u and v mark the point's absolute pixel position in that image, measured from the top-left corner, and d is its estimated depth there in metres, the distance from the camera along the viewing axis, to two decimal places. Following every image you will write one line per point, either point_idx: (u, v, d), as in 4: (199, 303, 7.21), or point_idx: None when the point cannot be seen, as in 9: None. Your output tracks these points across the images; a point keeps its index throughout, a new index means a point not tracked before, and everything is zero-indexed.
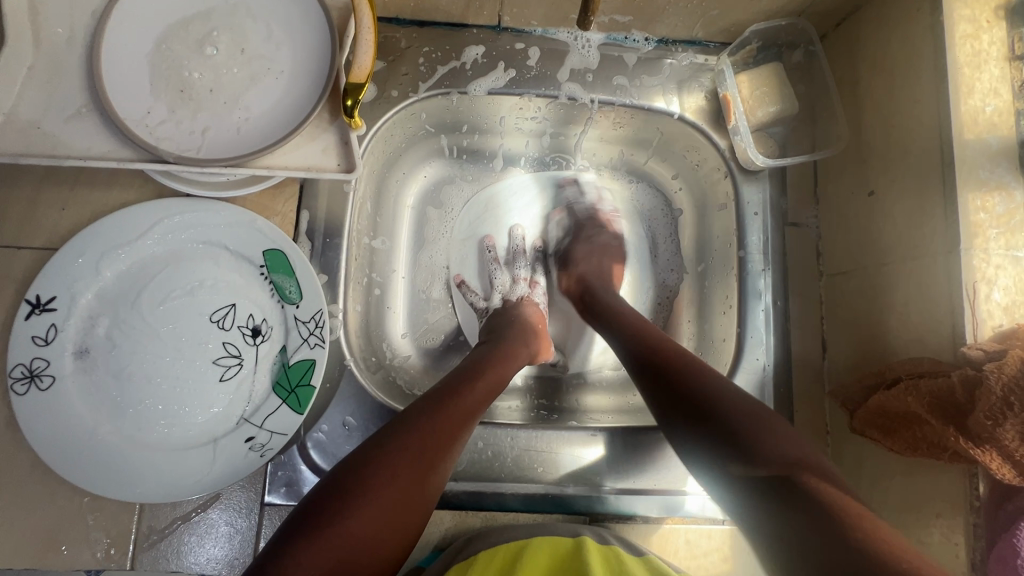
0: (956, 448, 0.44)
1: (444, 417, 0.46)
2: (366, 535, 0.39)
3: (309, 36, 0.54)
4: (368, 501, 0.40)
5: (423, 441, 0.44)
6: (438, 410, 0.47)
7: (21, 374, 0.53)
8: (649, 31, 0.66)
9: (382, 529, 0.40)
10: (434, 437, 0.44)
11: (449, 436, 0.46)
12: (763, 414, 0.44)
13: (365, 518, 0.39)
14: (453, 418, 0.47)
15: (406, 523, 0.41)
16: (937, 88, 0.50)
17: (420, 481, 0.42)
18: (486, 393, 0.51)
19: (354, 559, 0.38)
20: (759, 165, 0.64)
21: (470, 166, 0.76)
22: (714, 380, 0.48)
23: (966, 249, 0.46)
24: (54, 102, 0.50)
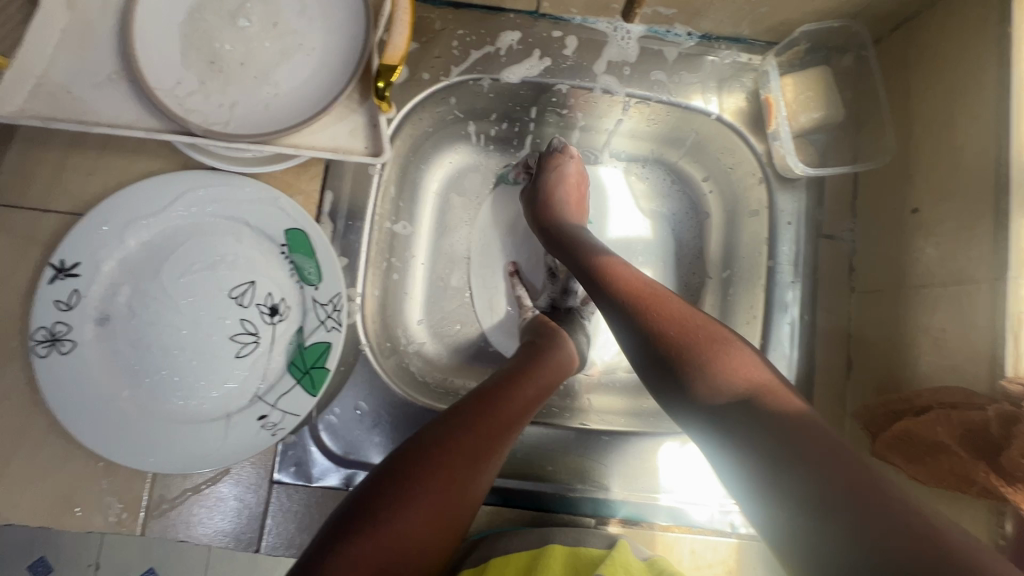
0: (985, 484, 0.43)
1: (495, 417, 0.47)
2: (415, 533, 0.40)
3: (343, 13, 0.52)
4: (417, 501, 0.40)
5: (475, 442, 0.44)
6: (489, 407, 0.47)
7: (44, 337, 0.53)
8: (693, 25, 0.63)
9: (427, 530, 0.40)
10: (485, 436, 0.45)
11: (499, 434, 0.46)
12: (729, 351, 0.44)
13: (414, 519, 0.40)
14: (501, 420, 0.47)
15: (451, 525, 0.42)
16: (999, 104, 0.47)
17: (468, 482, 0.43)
18: (535, 390, 0.52)
19: (404, 557, 0.39)
20: (797, 173, 0.62)
21: (495, 154, 0.74)
22: (677, 322, 0.47)
23: (1014, 278, 0.44)
24: (87, 68, 0.50)
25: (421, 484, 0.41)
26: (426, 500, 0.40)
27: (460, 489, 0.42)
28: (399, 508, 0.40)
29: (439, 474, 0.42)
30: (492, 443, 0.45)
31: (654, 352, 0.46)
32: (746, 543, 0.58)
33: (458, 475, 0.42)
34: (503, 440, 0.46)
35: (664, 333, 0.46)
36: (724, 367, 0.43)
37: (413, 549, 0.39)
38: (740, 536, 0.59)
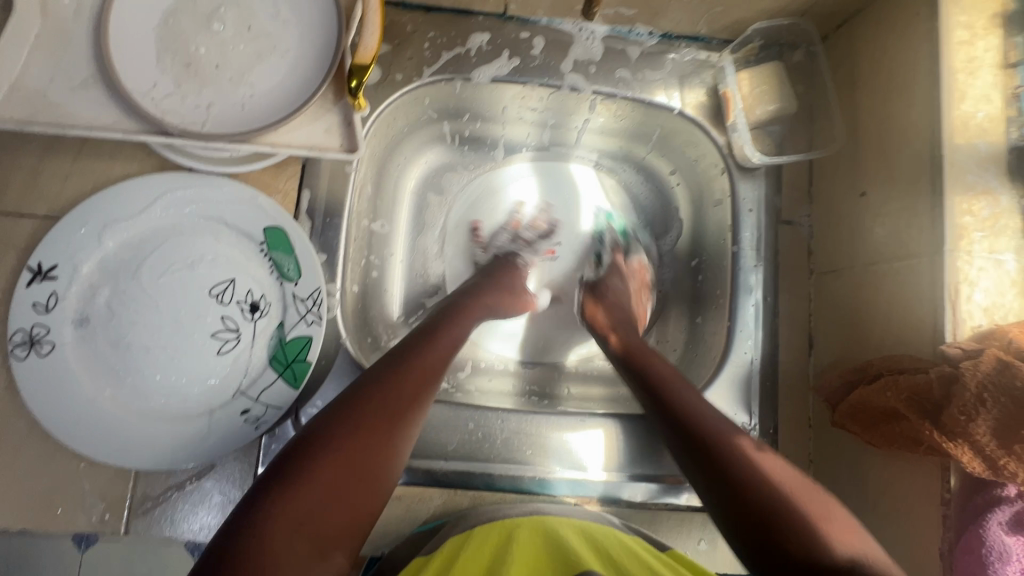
0: (931, 443, 0.45)
1: (399, 378, 0.49)
2: (321, 505, 0.41)
3: (316, 16, 0.54)
4: (317, 466, 0.43)
5: (379, 406, 0.47)
6: (393, 371, 0.50)
7: (21, 339, 0.54)
8: (654, 25, 0.67)
9: (334, 493, 0.42)
10: (389, 397, 0.47)
11: (402, 394, 0.48)
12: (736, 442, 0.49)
13: (315, 484, 0.42)
14: (411, 379, 0.50)
15: (362, 486, 0.44)
16: (932, 94, 0.51)
17: (375, 448, 0.45)
18: (446, 351, 0.55)
19: (314, 529, 0.41)
20: (754, 162, 0.65)
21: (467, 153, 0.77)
22: (689, 403, 0.52)
23: (950, 251, 0.48)
24: (63, 72, 0.51)
25: (321, 451, 0.43)
26: (325, 466, 0.43)
27: (366, 449, 0.45)
28: (300, 477, 0.42)
29: (340, 440, 0.44)
30: (395, 403, 0.48)
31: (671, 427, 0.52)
32: None
33: (361, 438, 0.45)
34: (407, 399, 0.49)
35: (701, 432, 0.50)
36: (734, 457, 0.47)
37: (321, 517, 0.41)
38: None
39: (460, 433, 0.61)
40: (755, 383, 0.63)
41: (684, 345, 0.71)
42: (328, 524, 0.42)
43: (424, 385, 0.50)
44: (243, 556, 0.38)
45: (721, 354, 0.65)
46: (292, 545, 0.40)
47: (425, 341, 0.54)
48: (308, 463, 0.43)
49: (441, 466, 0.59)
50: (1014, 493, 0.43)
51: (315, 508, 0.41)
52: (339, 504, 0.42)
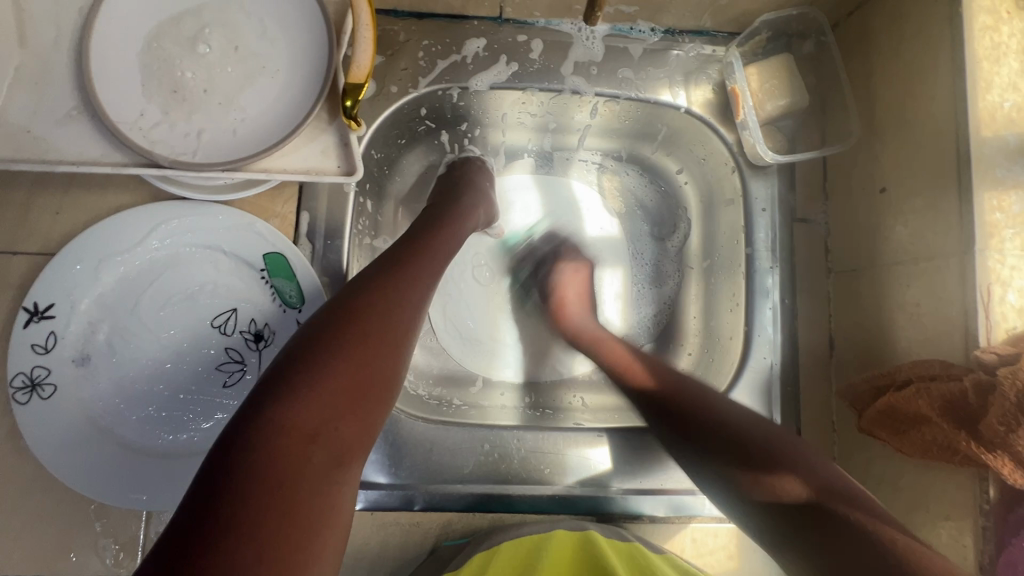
0: (967, 453, 0.44)
1: (399, 289, 0.45)
2: (330, 413, 0.38)
3: (304, 33, 0.52)
4: (332, 379, 0.38)
5: (387, 318, 0.43)
6: (389, 280, 0.45)
7: (22, 383, 0.52)
8: (656, 21, 0.64)
9: (354, 405, 0.39)
10: (393, 310, 0.43)
11: (405, 306, 0.44)
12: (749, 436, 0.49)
13: (332, 395, 0.38)
14: (410, 281, 0.46)
15: (377, 398, 0.41)
16: (955, 84, 0.48)
17: (381, 351, 0.41)
18: (439, 260, 0.51)
19: (325, 436, 0.37)
20: (768, 160, 0.62)
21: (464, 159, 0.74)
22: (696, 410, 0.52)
23: (981, 250, 0.46)
24: (46, 105, 0.49)
25: (334, 363, 0.39)
26: (340, 378, 0.39)
27: (379, 363, 0.41)
28: (313, 391, 0.37)
29: (353, 351, 0.40)
30: (399, 314, 0.43)
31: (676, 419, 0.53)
32: None
33: (374, 350, 0.41)
34: (412, 309, 0.45)
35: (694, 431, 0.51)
36: (742, 433, 0.49)
37: (342, 429, 0.38)
38: None
39: (477, 454, 0.59)
40: (775, 387, 0.62)
41: (700, 348, 0.69)
42: (347, 432, 0.38)
43: (420, 295, 0.46)
44: (246, 466, 0.34)
45: (738, 359, 0.63)
46: (315, 458, 0.36)
47: (414, 250, 0.50)
48: (318, 377, 0.38)
49: (458, 490, 0.58)
50: None
51: (331, 420, 0.37)
52: (356, 417, 0.39)
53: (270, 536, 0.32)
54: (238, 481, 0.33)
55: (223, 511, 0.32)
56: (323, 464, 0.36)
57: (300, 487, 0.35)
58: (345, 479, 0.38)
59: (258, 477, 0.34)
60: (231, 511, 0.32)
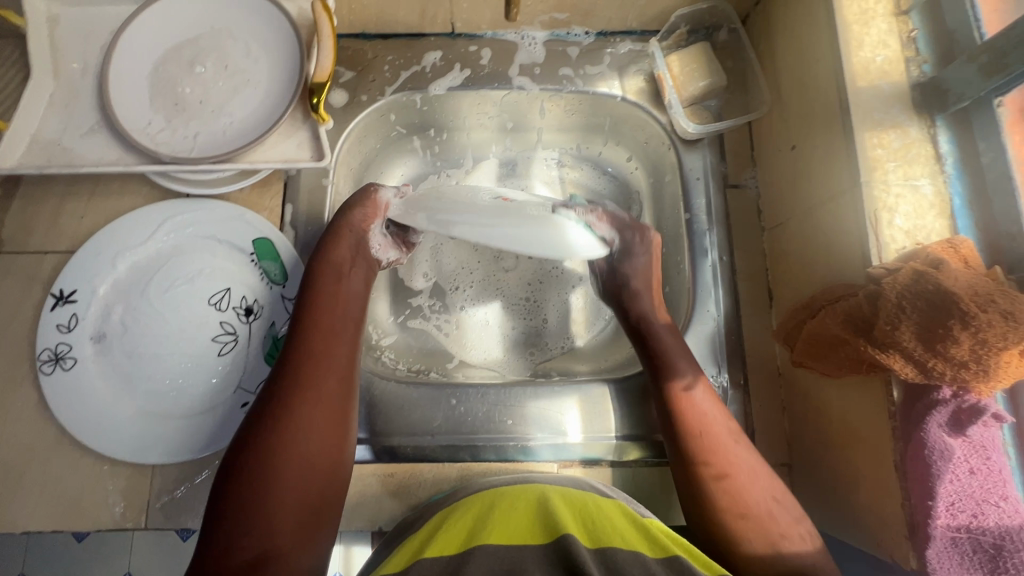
0: (870, 358, 0.48)
1: (304, 331, 0.56)
2: (261, 445, 0.50)
3: (282, 50, 0.63)
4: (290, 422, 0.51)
5: (315, 362, 0.55)
6: (307, 328, 0.57)
7: (49, 356, 0.61)
8: (588, 25, 0.74)
9: (313, 435, 0.51)
10: (317, 349, 0.55)
11: (324, 342, 0.56)
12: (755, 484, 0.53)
13: (296, 436, 0.50)
14: (310, 321, 0.57)
15: (329, 422, 0.53)
16: (833, 46, 0.56)
17: (293, 385, 0.53)
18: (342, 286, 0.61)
19: (260, 464, 0.49)
20: (692, 132, 0.70)
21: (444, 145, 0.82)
22: (694, 394, 0.58)
23: (867, 182, 0.52)
24: (74, 122, 0.60)
25: (290, 409, 0.51)
26: (262, 419, 0.51)
27: (320, 397, 0.53)
28: (281, 436, 0.50)
29: (274, 396, 0.52)
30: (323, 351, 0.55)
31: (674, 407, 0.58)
32: None
33: (315, 386, 0.53)
34: (332, 344, 0.56)
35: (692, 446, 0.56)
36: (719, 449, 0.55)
37: (309, 457, 0.50)
38: None
39: (444, 410, 0.64)
40: (720, 338, 0.67)
41: None
42: (318, 456, 0.51)
43: (321, 326, 0.57)
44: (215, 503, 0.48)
45: (687, 314, 0.68)
46: (297, 496, 0.49)
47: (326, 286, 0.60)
48: (271, 424, 0.50)
49: (428, 443, 0.63)
50: (951, 395, 0.44)
51: (261, 451, 0.49)
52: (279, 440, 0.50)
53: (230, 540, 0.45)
54: (226, 536, 0.46)
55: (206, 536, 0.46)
56: (294, 490, 0.49)
57: (245, 501, 0.47)
58: (326, 494, 0.51)
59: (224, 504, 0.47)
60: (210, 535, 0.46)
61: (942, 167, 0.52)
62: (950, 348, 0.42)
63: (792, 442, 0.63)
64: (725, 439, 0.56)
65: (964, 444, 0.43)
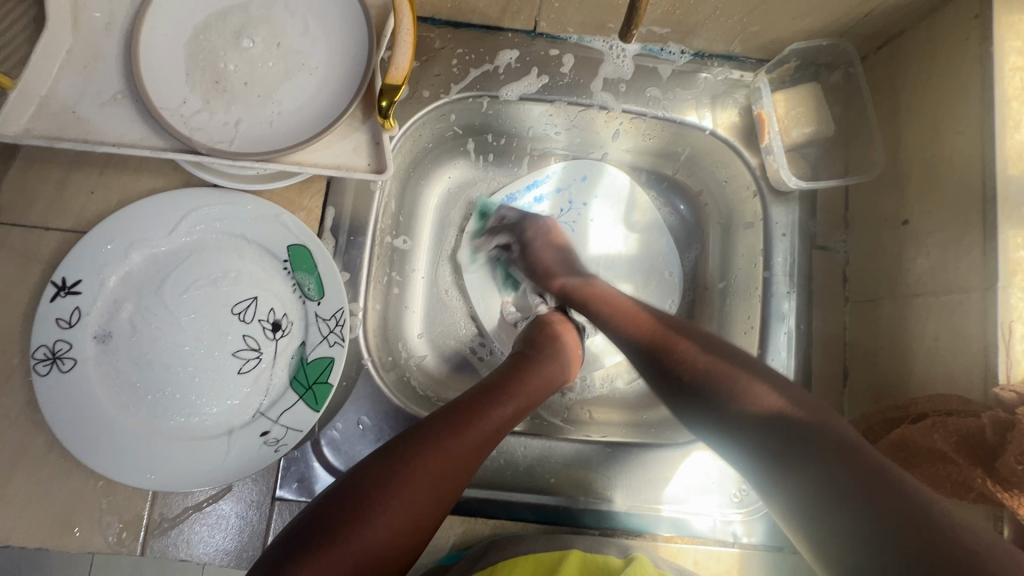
0: (982, 489, 0.44)
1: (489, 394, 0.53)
2: (392, 474, 0.44)
3: (346, 35, 0.54)
4: (439, 464, 0.45)
5: (488, 429, 0.50)
6: (493, 395, 0.53)
7: (44, 355, 0.53)
8: (686, 44, 0.65)
9: (445, 489, 0.45)
10: (497, 416, 0.51)
11: (498, 414, 0.51)
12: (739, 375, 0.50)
13: (435, 483, 0.45)
14: (497, 389, 0.54)
15: (460, 485, 0.47)
16: (984, 121, 0.49)
17: (456, 433, 0.48)
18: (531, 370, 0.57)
19: (378, 490, 0.43)
20: (791, 186, 0.63)
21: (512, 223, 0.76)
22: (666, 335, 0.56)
23: (1004, 287, 0.46)
24: (92, 88, 0.51)
25: (444, 446, 0.46)
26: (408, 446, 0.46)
27: (468, 463, 0.47)
28: (417, 469, 0.44)
29: (429, 430, 0.47)
30: (499, 425, 0.51)
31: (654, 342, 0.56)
32: (749, 553, 0.58)
33: (472, 448, 0.48)
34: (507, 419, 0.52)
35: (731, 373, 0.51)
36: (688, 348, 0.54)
37: (429, 500, 0.45)
38: (743, 546, 0.59)
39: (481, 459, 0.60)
40: None
41: None
42: (435, 507, 0.45)
43: (504, 397, 0.53)
44: (315, 514, 0.42)
45: None
46: (398, 537, 0.43)
47: (526, 369, 0.57)
48: (411, 455, 0.45)
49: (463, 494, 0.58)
50: None
51: (388, 477, 0.44)
52: (412, 474, 0.44)
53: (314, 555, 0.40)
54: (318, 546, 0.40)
55: (293, 540, 0.41)
56: (392, 528, 0.42)
57: (347, 520, 0.41)
58: (410, 551, 0.44)
59: (324, 515, 0.42)
60: (299, 539, 0.41)
61: None
62: None
63: None
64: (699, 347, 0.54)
65: None
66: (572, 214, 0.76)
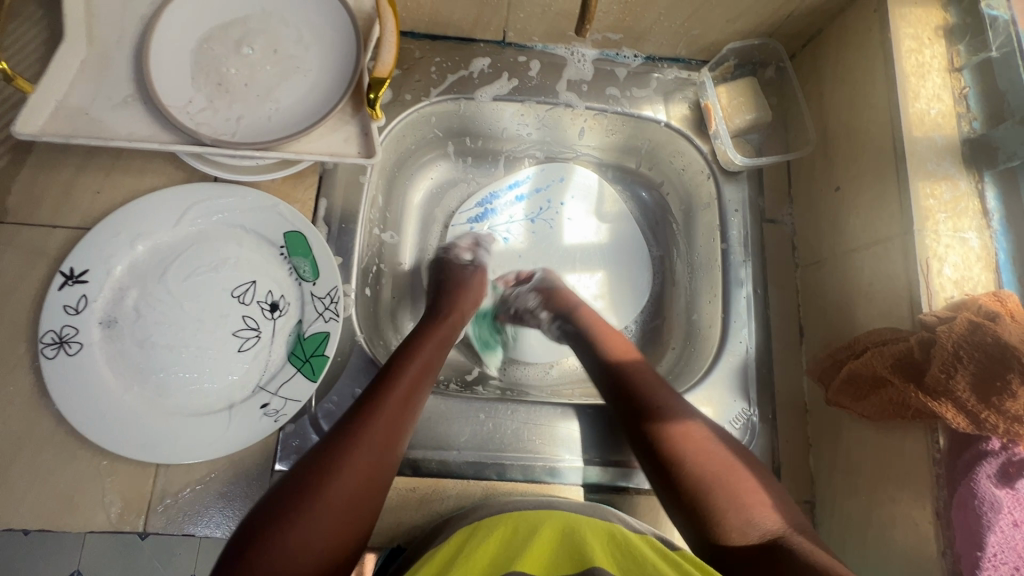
0: (918, 405, 0.48)
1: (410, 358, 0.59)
2: (332, 449, 0.49)
3: (336, 41, 0.60)
4: (364, 448, 0.50)
5: (400, 405, 0.54)
6: (411, 358, 0.59)
7: (52, 340, 0.56)
8: (638, 48, 0.74)
9: (371, 476, 0.49)
10: (414, 373, 0.57)
11: (418, 375, 0.57)
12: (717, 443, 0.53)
13: (361, 474, 0.48)
14: (419, 354, 0.60)
15: (396, 447, 0.52)
16: (890, 93, 0.57)
17: (381, 400, 0.53)
18: (445, 335, 0.64)
19: (320, 466, 0.48)
20: (737, 164, 0.71)
21: (495, 219, 0.81)
22: (643, 373, 0.60)
23: (919, 230, 0.53)
24: (105, 92, 0.57)
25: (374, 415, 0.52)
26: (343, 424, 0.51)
27: (396, 424, 0.53)
28: (354, 441, 0.50)
29: (359, 406, 0.53)
30: (410, 390, 0.56)
31: (626, 381, 0.59)
32: None
33: (398, 409, 0.54)
34: (420, 383, 0.57)
35: (704, 453, 0.52)
36: (657, 395, 0.57)
37: (371, 467, 0.49)
38: None
39: (472, 424, 0.63)
40: (751, 372, 0.66)
41: (682, 344, 0.74)
42: (380, 472, 0.50)
43: (423, 359, 0.59)
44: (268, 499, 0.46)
45: (718, 345, 0.68)
46: (344, 514, 0.46)
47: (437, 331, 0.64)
48: (349, 429, 0.51)
49: (454, 458, 0.61)
50: (1000, 446, 0.45)
51: (328, 455, 0.48)
52: (348, 447, 0.49)
53: (271, 533, 0.43)
54: (274, 524, 0.44)
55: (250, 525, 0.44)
56: (342, 501, 0.47)
57: (297, 499, 0.45)
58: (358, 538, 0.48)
59: (275, 497, 0.46)
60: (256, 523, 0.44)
61: (989, 222, 0.53)
62: (1005, 402, 0.43)
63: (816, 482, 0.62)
64: (672, 394, 0.57)
65: (1010, 496, 0.44)
66: (549, 212, 0.81)
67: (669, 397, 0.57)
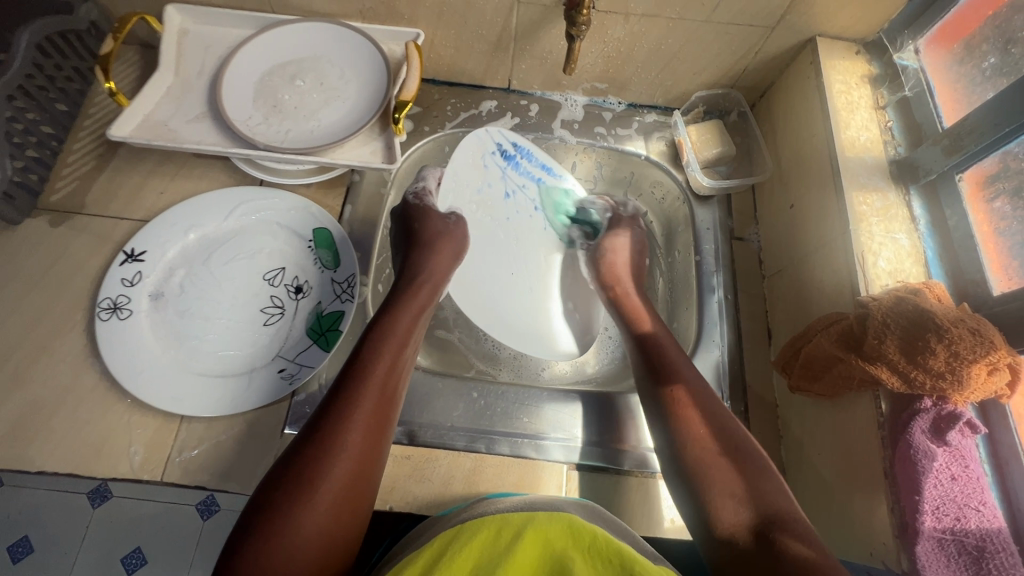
0: (861, 373, 0.54)
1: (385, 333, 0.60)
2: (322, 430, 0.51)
3: (371, 78, 0.75)
4: (354, 424, 0.52)
5: (378, 383, 0.55)
6: (388, 330, 0.61)
7: (108, 305, 0.66)
8: (622, 96, 0.88)
9: (359, 458, 0.51)
10: (393, 348, 0.59)
11: (396, 349, 0.59)
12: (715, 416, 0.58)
13: (349, 457, 0.50)
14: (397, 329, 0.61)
15: (383, 421, 0.54)
16: (825, 124, 0.69)
17: (360, 379, 0.55)
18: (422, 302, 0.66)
19: (315, 449, 0.50)
20: (706, 186, 0.81)
21: (514, 170, 0.82)
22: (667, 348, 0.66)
23: (855, 229, 0.61)
24: (183, 110, 0.70)
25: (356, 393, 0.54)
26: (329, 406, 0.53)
27: (382, 401, 0.55)
28: (342, 421, 0.52)
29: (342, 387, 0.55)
30: (392, 363, 0.58)
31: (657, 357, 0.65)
32: None
33: (381, 385, 0.55)
34: (397, 359, 0.59)
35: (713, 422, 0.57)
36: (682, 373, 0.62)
37: (363, 442, 0.52)
38: None
39: (465, 401, 0.69)
40: (725, 373, 0.71)
41: None
42: (372, 447, 0.52)
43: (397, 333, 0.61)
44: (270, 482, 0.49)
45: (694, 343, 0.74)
46: (346, 491, 0.49)
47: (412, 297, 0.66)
48: (335, 409, 0.52)
49: (449, 432, 0.67)
50: (931, 403, 0.50)
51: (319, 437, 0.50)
52: (337, 429, 0.51)
53: (278, 512, 0.46)
54: (281, 502, 0.47)
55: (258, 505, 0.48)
56: (341, 479, 0.49)
57: (297, 481, 0.48)
58: (354, 517, 0.50)
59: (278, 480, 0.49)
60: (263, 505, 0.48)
61: (917, 226, 0.62)
62: (929, 360, 0.49)
63: (787, 469, 0.66)
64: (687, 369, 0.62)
65: (945, 451, 0.49)
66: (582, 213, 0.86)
67: (676, 375, 0.62)
